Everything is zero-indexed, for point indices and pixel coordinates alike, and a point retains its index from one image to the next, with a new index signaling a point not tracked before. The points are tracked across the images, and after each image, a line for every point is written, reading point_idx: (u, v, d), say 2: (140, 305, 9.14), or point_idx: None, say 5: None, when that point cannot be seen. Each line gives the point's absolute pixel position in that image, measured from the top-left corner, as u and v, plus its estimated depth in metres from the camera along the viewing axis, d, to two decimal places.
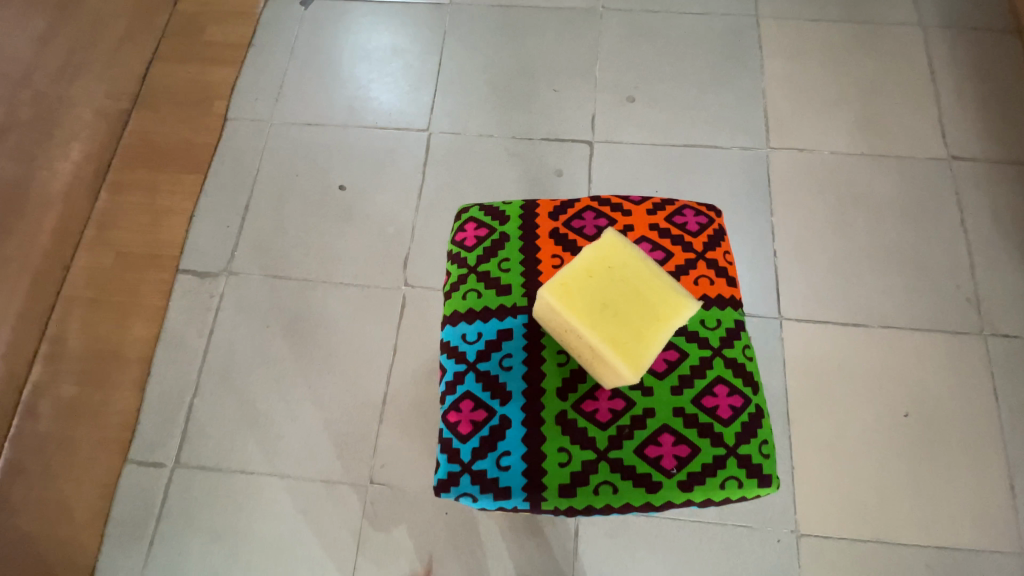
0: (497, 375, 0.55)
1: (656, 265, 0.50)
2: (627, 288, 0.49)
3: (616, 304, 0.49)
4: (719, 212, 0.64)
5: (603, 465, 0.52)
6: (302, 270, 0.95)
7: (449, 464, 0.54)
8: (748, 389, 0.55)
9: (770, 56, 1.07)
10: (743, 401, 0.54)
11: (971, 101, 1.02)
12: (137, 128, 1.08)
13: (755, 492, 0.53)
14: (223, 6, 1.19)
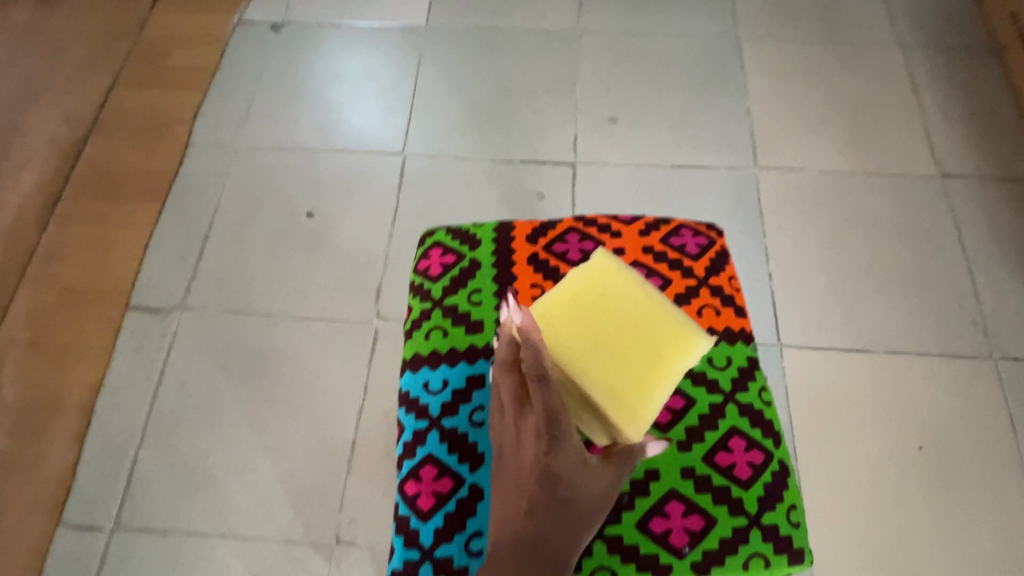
0: (466, 433, 0.58)
1: (652, 300, 0.54)
2: (617, 319, 0.52)
3: (613, 336, 0.51)
4: (721, 232, 0.67)
5: (613, 532, 0.53)
6: (266, 304, 0.88)
7: (406, 548, 0.54)
8: (769, 444, 0.56)
9: (753, 76, 1.05)
10: (763, 457, 0.56)
11: (956, 119, 1.01)
12: (92, 156, 1.01)
13: (786, 569, 0.52)
14: (189, 31, 1.14)
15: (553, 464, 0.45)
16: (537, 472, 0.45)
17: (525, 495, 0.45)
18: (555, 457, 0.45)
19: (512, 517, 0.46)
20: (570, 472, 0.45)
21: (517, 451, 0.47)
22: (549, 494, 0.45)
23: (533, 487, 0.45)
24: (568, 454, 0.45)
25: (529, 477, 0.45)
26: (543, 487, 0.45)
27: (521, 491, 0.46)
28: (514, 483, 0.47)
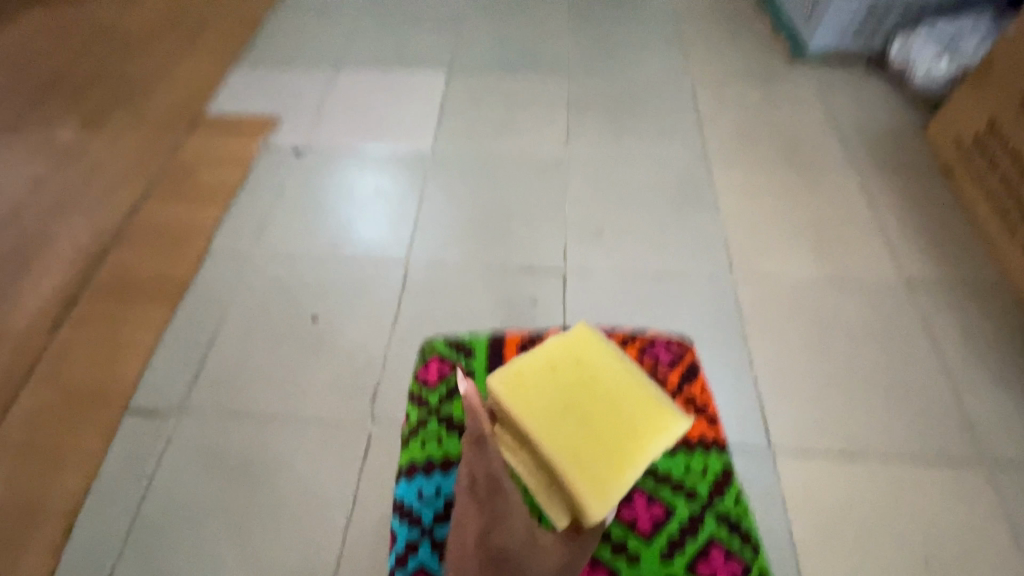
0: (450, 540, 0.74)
1: (621, 378, 0.61)
2: (585, 390, 0.60)
3: (583, 410, 0.58)
4: (692, 349, 0.91)
5: None
6: (262, 405, 0.89)
7: None
8: (744, 550, 0.72)
9: (725, 195, 1.17)
10: (740, 562, 0.71)
11: (915, 232, 1.10)
12: (114, 265, 1.09)
13: None
14: (220, 155, 1.28)
15: (492, 541, 0.56)
16: (480, 549, 0.56)
17: (471, 571, 0.57)
18: (493, 535, 0.56)
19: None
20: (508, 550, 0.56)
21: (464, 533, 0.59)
22: (490, 569, 0.56)
23: (477, 564, 0.56)
24: (506, 533, 0.56)
25: (474, 555, 0.56)
26: (485, 564, 0.56)
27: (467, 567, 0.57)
28: (462, 562, 0.58)
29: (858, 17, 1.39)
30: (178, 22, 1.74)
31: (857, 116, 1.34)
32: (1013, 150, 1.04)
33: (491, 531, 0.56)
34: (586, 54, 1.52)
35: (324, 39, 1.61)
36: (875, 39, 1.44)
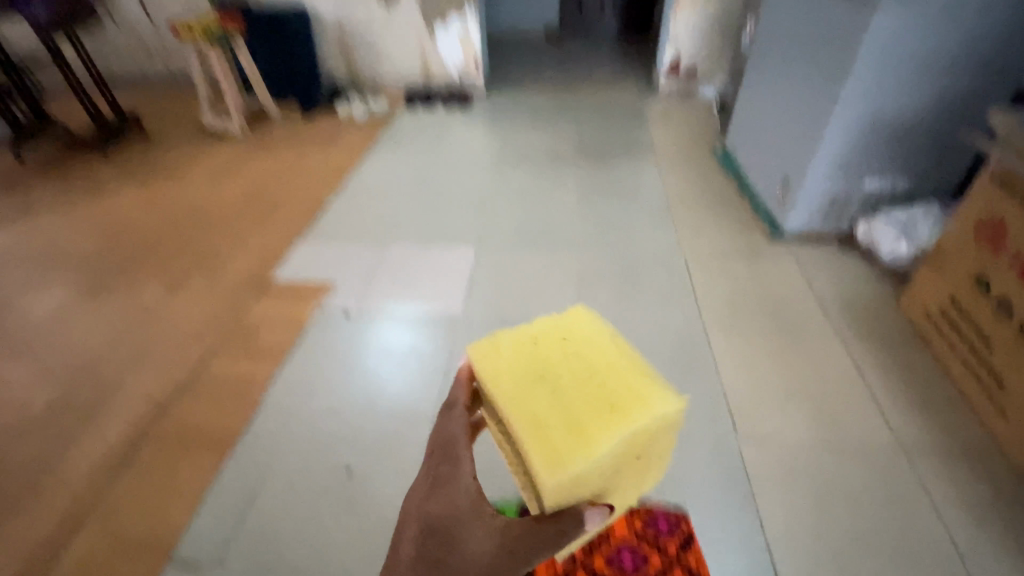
0: None
1: (604, 359, 0.62)
2: (562, 363, 0.61)
3: (561, 379, 0.59)
4: (685, 514, 1.01)
5: None
6: (299, 560, 0.96)
7: None
8: None
9: (722, 359, 1.30)
10: None
11: (903, 396, 1.21)
12: (176, 416, 1.22)
13: None
14: (279, 317, 1.49)
15: (431, 509, 0.55)
16: (421, 516, 0.54)
17: (410, 541, 0.53)
18: (436, 501, 0.55)
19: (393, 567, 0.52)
20: (450, 516, 0.54)
21: (411, 505, 0.57)
22: (428, 538, 0.53)
23: (415, 530, 0.54)
24: (449, 498, 0.55)
25: (415, 522, 0.54)
26: (423, 529, 0.53)
27: (408, 537, 0.54)
28: (404, 533, 0.55)
29: (824, 207, 1.64)
30: (254, 201, 2.10)
31: (836, 288, 1.53)
32: (976, 325, 1.17)
33: (434, 500, 0.56)
34: (595, 231, 1.79)
35: (374, 218, 1.93)
36: (843, 221, 1.67)
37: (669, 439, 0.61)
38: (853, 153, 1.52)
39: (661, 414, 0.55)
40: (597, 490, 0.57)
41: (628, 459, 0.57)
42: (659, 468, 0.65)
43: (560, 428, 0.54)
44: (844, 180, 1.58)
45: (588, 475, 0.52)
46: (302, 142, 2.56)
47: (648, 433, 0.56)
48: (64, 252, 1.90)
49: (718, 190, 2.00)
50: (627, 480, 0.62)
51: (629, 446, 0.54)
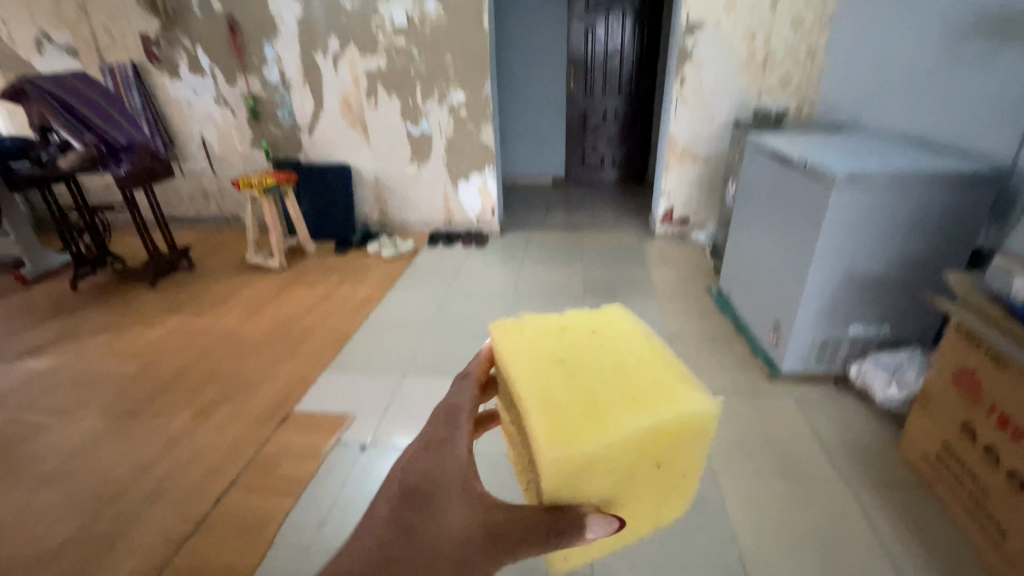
0: None
1: (638, 353, 0.55)
2: (589, 352, 0.55)
3: (582, 366, 0.53)
4: None
5: None
6: None
7: None
8: None
9: (731, 504, 1.33)
10: None
11: (914, 548, 1.21)
12: (191, 553, 1.25)
13: None
14: (300, 449, 1.56)
15: (424, 478, 0.49)
16: (411, 482, 0.48)
17: (392, 503, 0.46)
18: (430, 470, 0.50)
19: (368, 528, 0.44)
20: (442, 489, 0.48)
21: (399, 468, 0.50)
22: (414, 505, 0.46)
23: (399, 493, 0.47)
24: (445, 471, 0.50)
25: (402, 485, 0.48)
26: (411, 494, 0.47)
27: (391, 498, 0.47)
28: (384, 495, 0.48)
29: (815, 351, 1.75)
30: (284, 331, 2.27)
31: (836, 431, 1.58)
32: (972, 472, 1.23)
33: (429, 468, 0.50)
34: None
35: (394, 351, 2.06)
36: (836, 362, 1.77)
37: (695, 442, 0.52)
38: (836, 304, 1.66)
39: (688, 410, 0.47)
40: (604, 494, 0.48)
41: (645, 462, 0.49)
42: (685, 490, 0.56)
43: (570, 414, 0.47)
44: (831, 327, 1.70)
45: (596, 465, 0.44)
46: (332, 276, 2.82)
47: (673, 429, 0.47)
48: (102, 377, 2.03)
49: (716, 330, 2.15)
50: (643, 492, 0.53)
51: (646, 438, 0.46)
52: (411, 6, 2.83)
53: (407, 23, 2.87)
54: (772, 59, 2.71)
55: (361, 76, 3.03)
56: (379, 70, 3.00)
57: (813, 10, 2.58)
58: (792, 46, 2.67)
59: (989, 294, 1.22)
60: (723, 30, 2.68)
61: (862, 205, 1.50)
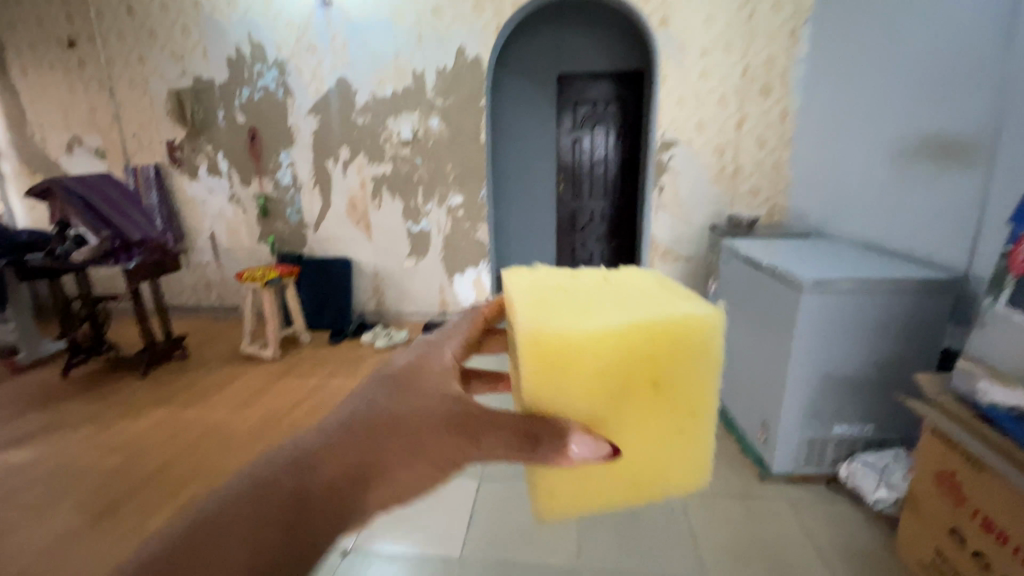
0: None
1: (644, 289, 0.60)
2: (594, 287, 0.61)
3: (582, 292, 0.59)
4: None
5: None
6: None
7: None
8: None
9: None
10: None
11: None
12: None
13: None
14: None
15: (404, 367, 0.57)
16: (394, 368, 0.57)
17: (372, 382, 0.55)
18: (414, 361, 0.58)
19: (346, 399, 0.53)
20: (416, 376, 0.55)
21: (393, 360, 0.60)
22: (387, 382, 0.54)
23: (380, 375, 0.56)
24: (426, 363, 0.58)
25: (386, 370, 0.57)
26: (389, 375, 0.55)
27: (372, 380, 0.56)
28: (370, 377, 0.57)
29: (804, 453, 1.76)
30: (273, 424, 2.25)
31: (832, 535, 1.55)
32: None
33: (416, 359, 0.59)
34: None
35: None
36: (826, 463, 1.77)
37: (698, 375, 0.53)
38: (818, 405, 1.70)
39: (682, 313, 0.50)
40: (590, 398, 0.50)
41: (631, 372, 0.51)
42: (690, 434, 0.55)
43: (556, 310, 0.51)
44: (818, 428, 1.73)
45: (570, 348, 0.47)
46: (324, 367, 2.84)
47: (661, 333, 0.50)
48: (82, 471, 1.98)
49: None
50: (640, 424, 0.53)
51: (626, 331, 0.49)
52: (416, 122, 3.15)
53: (412, 137, 3.18)
54: (741, 173, 2.99)
55: (367, 180, 3.29)
56: (384, 175, 3.27)
57: (774, 132, 2.90)
58: (758, 162, 2.96)
59: (958, 397, 1.28)
60: (695, 147, 2.99)
61: (830, 311, 1.61)
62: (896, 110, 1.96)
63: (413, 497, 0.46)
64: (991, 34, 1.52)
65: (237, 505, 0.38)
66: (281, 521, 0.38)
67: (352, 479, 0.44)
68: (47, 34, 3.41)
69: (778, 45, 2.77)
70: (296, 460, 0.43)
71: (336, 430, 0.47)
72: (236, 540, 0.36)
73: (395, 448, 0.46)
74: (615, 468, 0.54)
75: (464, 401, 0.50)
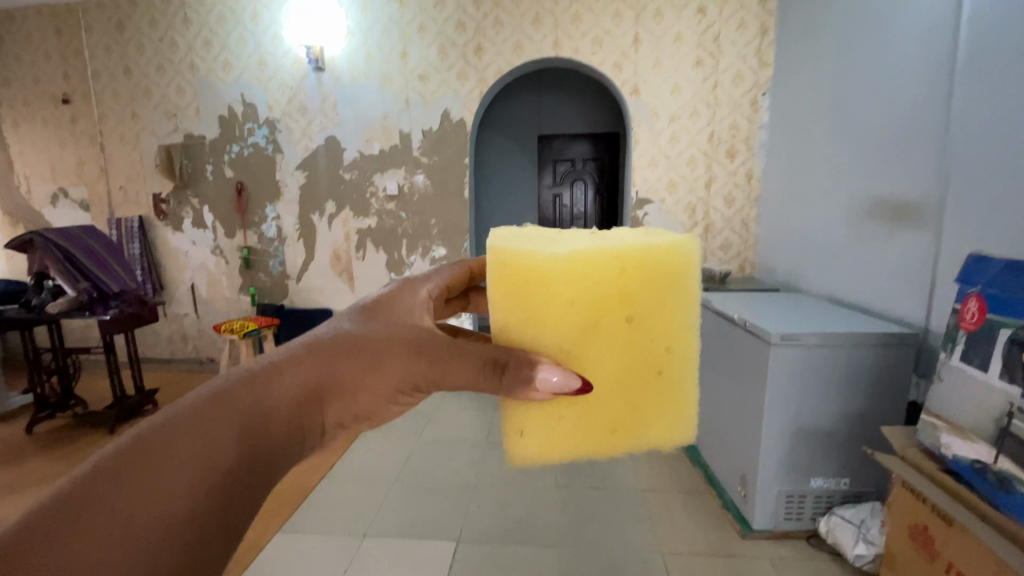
0: None
1: (626, 230, 0.72)
2: (580, 230, 0.75)
3: (565, 235, 0.73)
4: None
5: None
6: None
7: None
8: None
9: None
10: None
11: None
12: None
13: None
14: None
15: (372, 306, 0.78)
16: (363, 308, 0.78)
17: (345, 317, 0.76)
18: (381, 301, 0.79)
19: (323, 327, 0.74)
20: (380, 313, 0.76)
21: (368, 299, 0.81)
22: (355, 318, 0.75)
23: (350, 314, 0.76)
24: (393, 304, 0.78)
25: (358, 308, 0.78)
26: (357, 313, 0.76)
27: (344, 316, 0.76)
28: (342, 314, 0.78)
29: (783, 507, 1.76)
30: None
31: None
32: None
33: (384, 300, 0.80)
34: (572, 523, 1.86)
35: (357, 507, 1.97)
36: (805, 518, 1.77)
37: (672, 305, 0.67)
38: (794, 457, 1.72)
39: (655, 241, 0.65)
40: (561, 319, 0.65)
41: (608, 300, 0.65)
42: (650, 354, 0.68)
43: (531, 242, 0.67)
44: (794, 482, 1.74)
45: (539, 271, 0.63)
46: None
47: (636, 262, 0.65)
48: None
49: (687, 481, 2.14)
50: (620, 355, 0.67)
51: (605, 258, 0.63)
52: (402, 178, 3.26)
53: (397, 192, 3.28)
54: (713, 229, 3.13)
55: (352, 233, 3.35)
56: (369, 228, 3.33)
57: (742, 191, 3.07)
58: (728, 219, 3.11)
59: (924, 449, 1.32)
60: (668, 204, 3.14)
61: (800, 363, 1.66)
62: (850, 175, 2.11)
63: (364, 405, 0.68)
64: (924, 111, 1.68)
65: (236, 393, 0.58)
66: (262, 408, 0.59)
67: (316, 387, 0.65)
68: (43, 91, 3.51)
69: (741, 112, 2.98)
70: (282, 369, 0.63)
71: (312, 352, 0.67)
72: (234, 414, 0.56)
73: (355, 370, 0.67)
74: (596, 402, 0.68)
75: (422, 336, 0.70)
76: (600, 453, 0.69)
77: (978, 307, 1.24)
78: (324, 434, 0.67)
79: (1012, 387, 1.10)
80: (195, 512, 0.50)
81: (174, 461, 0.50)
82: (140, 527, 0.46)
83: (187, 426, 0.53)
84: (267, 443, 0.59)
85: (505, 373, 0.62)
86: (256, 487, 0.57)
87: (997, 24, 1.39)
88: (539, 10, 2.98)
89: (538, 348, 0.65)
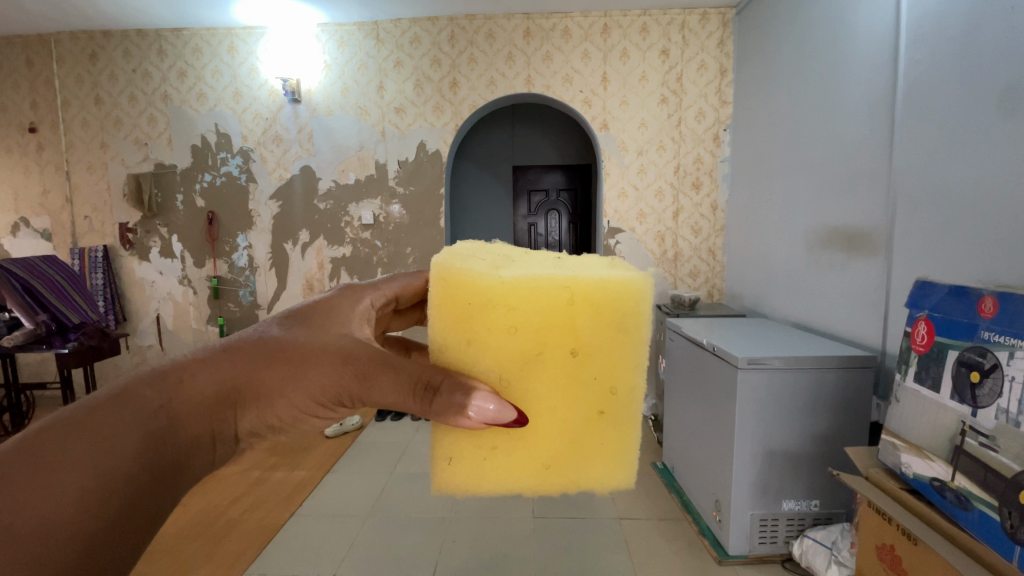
0: None
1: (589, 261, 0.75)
2: (540, 258, 0.78)
3: (522, 259, 0.77)
4: None
5: None
6: None
7: None
8: None
9: None
10: None
11: None
12: None
13: None
14: None
15: (313, 309, 0.78)
16: (299, 310, 0.78)
17: (282, 318, 0.76)
18: (324, 304, 0.80)
19: (257, 328, 0.74)
20: (318, 319, 0.76)
21: (316, 301, 0.81)
22: (290, 321, 0.75)
23: (285, 315, 0.77)
24: (343, 311, 0.79)
25: (295, 309, 0.78)
26: (294, 315, 0.77)
27: (283, 317, 0.77)
28: (284, 314, 0.77)
29: (757, 531, 1.77)
30: (207, 524, 2.07)
31: None
32: None
33: (330, 304, 0.80)
34: (549, 554, 1.83)
35: (328, 545, 1.91)
36: (779, 541, 1.78)
37: (621, 344, 0.70)
38: (765, 481, 1.75)
39: (607, 276, 0.67)
40: (502, 344, 0.68)
41: (552, 330, 0.68)
42: (592, 392, 0.71)
43: (482, 263, 0.71)
44: (766, 506, 1.76)
45: (488, 295, 0.67)
46: (269, 458, 2.68)
47: (585, 294, 0.67)
48: None
49: (663, 509, 2.14)
50: (562, 388, 0.70)
51: (553, 287, 0.66)
52: (377, 208, 3.27)
53: (373, 221, 3.28)
54: (681, 257, 3.23)
55: (326, 261, 3.33)
56: (342, 257, 3.32)
57: (707, 222, 3.19)
58: (696, 247, 3.22)
59: (886, 469, 1.36)
60: (639, 234, 3.23)
61: (765, 386, 1.71)
62: (807, 207, 2.23)
63: (282, 414, 0.68)
64: (869, 148, 1.80)
65: (140, 395, 0.59)
66: (168, 412, 0.60)
67: (231, 391, 0.65)
68: (8, 120, 3.43)
69: (704, 147, 3.13)
70: (197, 372, 0.64)
71: (231, 355, 0.67)
72: (137, 417, 0.57)
73: (275, 376, 0.67)
74: (535, 435, 0.71)
75: (353, 347, 0.71)
76: (531, 486, 0.72)
77: (926, 330, 1.32)
78: (240, 442, 0.68)
79: (962, 406, 1.16)
80: (84, 515, 0.51)
81: (65, 464, 0.51)
82: (25, 530, 0.47)
83: (83, 429, 0.54)
84: (168, 448, 0.59)
85: (436, 396, 0.64)
86: (151, 493, 0.57)
87: (929, 71, 1.53)
88: (512, 49, 3.11)
89: (477, 371, 0.69)
